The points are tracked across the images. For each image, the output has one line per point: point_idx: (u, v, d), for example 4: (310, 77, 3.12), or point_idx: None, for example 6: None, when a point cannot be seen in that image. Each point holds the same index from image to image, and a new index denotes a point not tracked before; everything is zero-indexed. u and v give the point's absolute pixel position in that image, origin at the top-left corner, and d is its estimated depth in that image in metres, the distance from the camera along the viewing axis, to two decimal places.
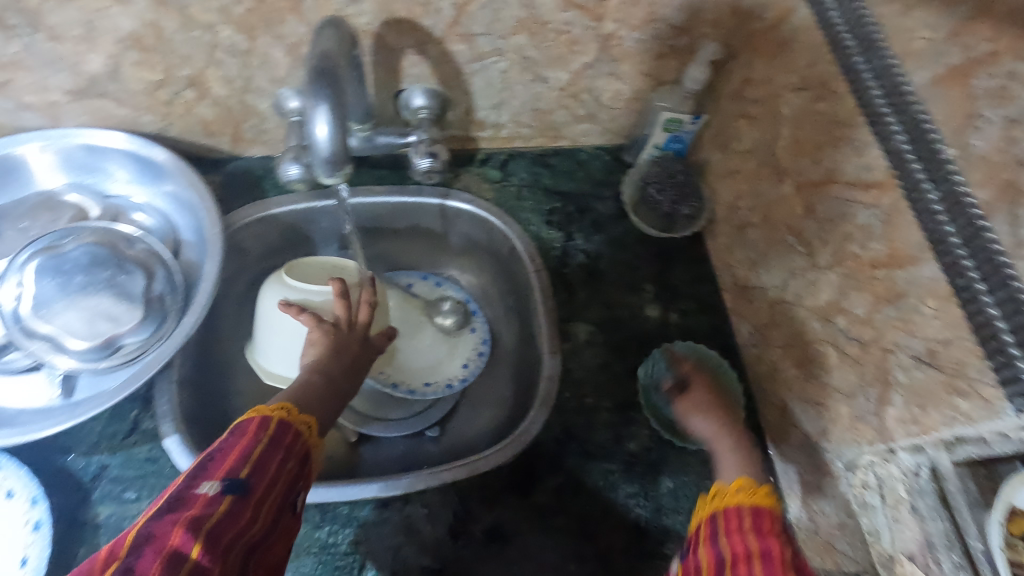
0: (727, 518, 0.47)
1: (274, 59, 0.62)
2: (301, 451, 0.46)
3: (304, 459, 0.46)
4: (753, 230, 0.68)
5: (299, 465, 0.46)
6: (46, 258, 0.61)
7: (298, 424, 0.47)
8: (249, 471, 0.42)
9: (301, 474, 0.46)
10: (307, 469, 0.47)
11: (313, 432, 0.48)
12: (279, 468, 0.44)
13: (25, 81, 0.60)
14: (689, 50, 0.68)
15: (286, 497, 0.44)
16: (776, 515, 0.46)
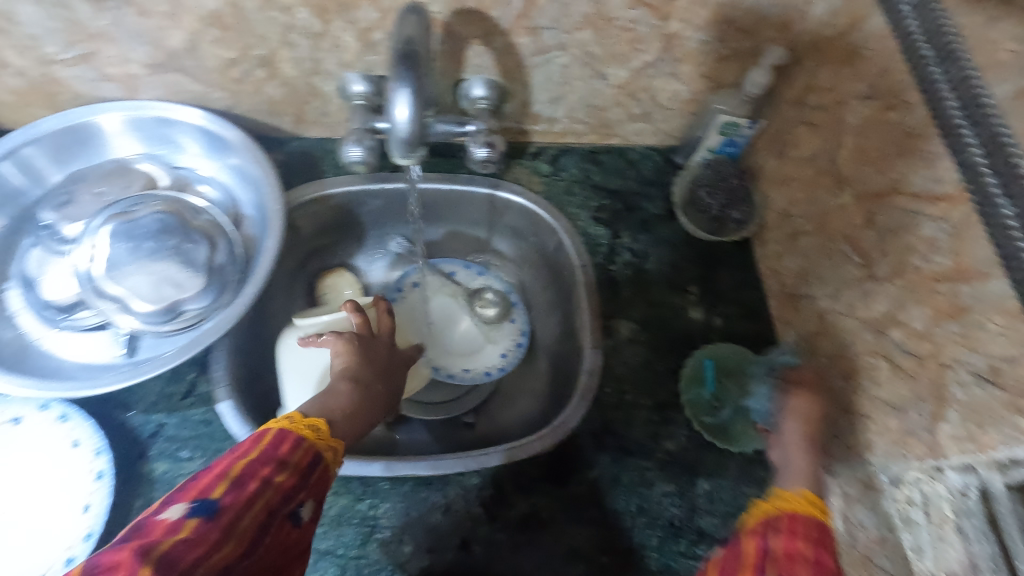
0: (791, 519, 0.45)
1: (344, 43, 0.64)
2: (295, 464, 0.43)
3: (298, 472, 0.43)
4: (807, 239, 0.67)
5: (292, 480, 0.43)
6: (119, 224, 0.64)
7: (298, 431, 0.46)
8: (221, 493, 0.39)
9: (294, 488, 0.42)
10: (302, 482, 0.43)
11: (319, 440, 0.47)
12: (258, 485, 0.41)
13: (109, 53, 0.63)
14: (752, 54, 0.68)
15: (270, 518, 0.41)
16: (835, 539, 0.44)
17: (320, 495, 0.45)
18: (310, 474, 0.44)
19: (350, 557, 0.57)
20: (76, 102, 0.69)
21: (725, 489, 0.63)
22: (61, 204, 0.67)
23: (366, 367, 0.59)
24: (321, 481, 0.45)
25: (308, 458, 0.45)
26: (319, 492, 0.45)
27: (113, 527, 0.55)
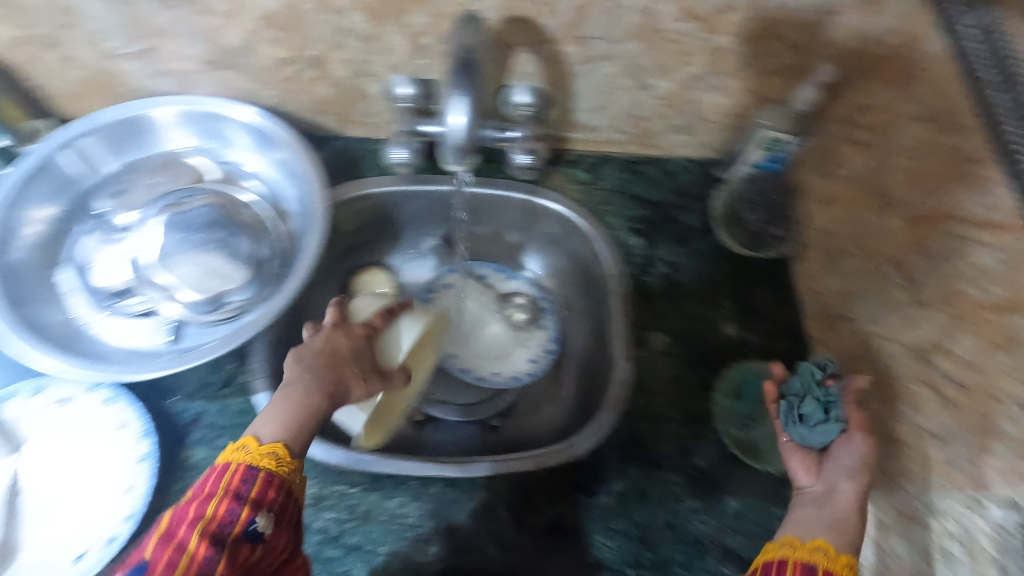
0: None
1: (394, 47, 0.65)
2: (226, 491, 0.45)
3: (230, 496, 0.45)
4: (849, 259, 0.66)
5: (225, 507, 0.44)
6: (172, 216, 0.67)
7: (229, 459, 0.48)
8: (157, 547, 0.42)
9: (229, 511, 0.44)
10: (237, 503, 0.44)
11: (252, 458, 0.48)
12: (188, 525, 0.43)
13: (169, 49, 0.65)
14: (802, 70, 0.67)
15: (213, 550, 0.42)
16: None
17: (268, 505, 0.46)
18: (246, 493, 0.45)
19: (378, 553, 0.58)
20: (134, 96, 0.71)
21: (753, 507, 0.62)
22: (116, 193, 0.70)
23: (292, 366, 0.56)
24: (264, 493, 0.46)
25: (242, 479, 0.46)
26: (266, 503, 0.46)
27: (152, 510, 0.57)
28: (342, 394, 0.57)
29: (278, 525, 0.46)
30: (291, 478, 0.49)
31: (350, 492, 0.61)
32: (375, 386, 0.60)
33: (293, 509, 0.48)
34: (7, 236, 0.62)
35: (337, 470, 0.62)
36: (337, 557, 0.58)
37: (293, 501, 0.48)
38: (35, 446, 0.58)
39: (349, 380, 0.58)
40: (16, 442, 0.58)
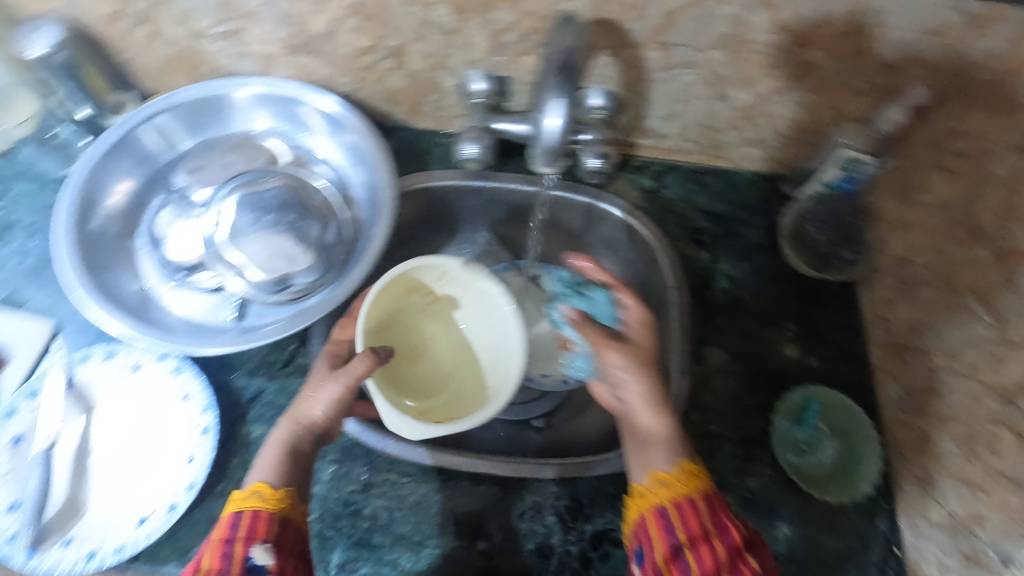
0: (716, 506, 0.48)
1: (474, 42, 0.65)
2: (218, 541, 0.46)
3: (221, 542, 0.46)
4: (926, 289, 0.64)
5: (217, 553, 0.45)
6: (244, 195, 0.67)
7: (226, 513, 0.49)
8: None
9: (223, 555, 0.45)
10: (229, 544, 0.45)
11: (242, 507, 0.48)
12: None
13: (254, 32, 0.66)
14: (890, 89, 0.64)
15: None
16: (704, 495, 0.49)
17: (262, 537, 0.46)
18: (235, 534, 0.46)
19: (426, 545, 0.59)
20: (215, 75, 0.73)
21: (804, 536, 0.62)
22: (193, 168, 0.71)
23: None
24: (254, 529, 0.47)
25: (230, 524, 0.47)
26: (260, 537, 0.46)
27: (212, 481, 0.58)
28: (304, 416, 0.54)
29: (281, 554, 0.46)
30: (283, 514, 0.49)
31: (402, 482, 0.62)
32: (324, 392, 0.54)
33: (295, 539, 0.48)
34: (92, 207, 0.65)
35: (390, 459, 0.63)
36: (386, 545, 0.59)
37: (294, 534, 0.49)
38: (108, 408, 0.61)
39: (304, 401, 0.55)
40: (90, 403, 0.61)
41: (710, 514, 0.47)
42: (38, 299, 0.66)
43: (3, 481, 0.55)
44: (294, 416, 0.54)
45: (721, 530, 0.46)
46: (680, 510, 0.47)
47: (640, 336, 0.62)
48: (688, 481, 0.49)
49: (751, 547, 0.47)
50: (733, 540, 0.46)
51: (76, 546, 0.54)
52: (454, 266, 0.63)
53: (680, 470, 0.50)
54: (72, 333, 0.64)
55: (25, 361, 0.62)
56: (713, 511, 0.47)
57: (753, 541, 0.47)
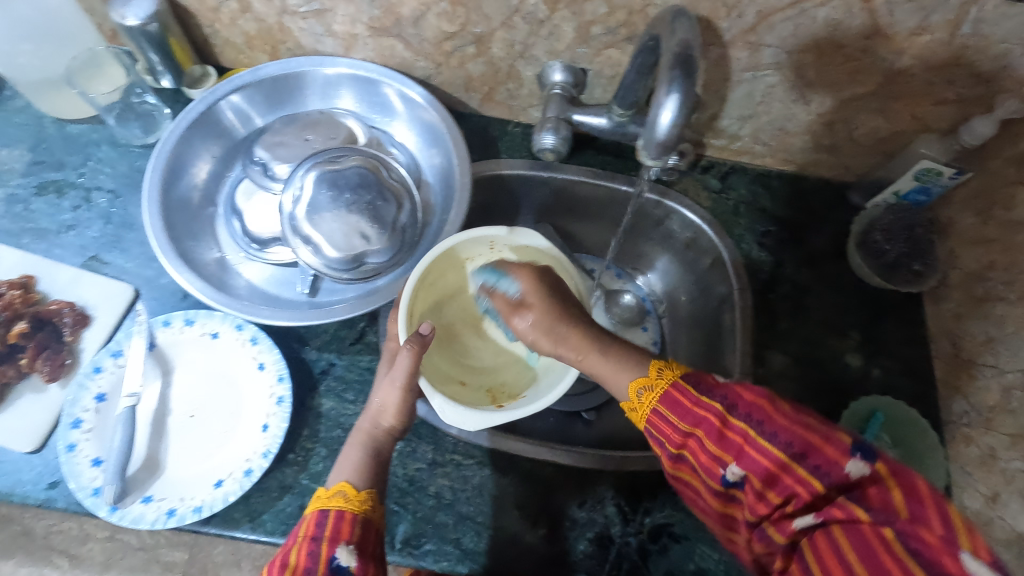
0: (685, 398, 0.46)
1: (561, 33, 0.65)
2: (303, 538, 0.45)
3: (307, 540, 0.45)
4: (1002, 306, 0.63)
5: (304, 551, 0.44)
6: (324, 172, 0.67)
7: (312, 508, 0.48)
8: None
9: (310, 552, 0.44)
10: (315, 543, 0.45)
11: (328, 503, 0.48)
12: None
13: (342, 12, 0.67)
14: (980, 102, 0.63)
15: None
16: (680, 388, 0.47)
17: (346, 539, 0.45)
18: (321, 533, 0.45)
19: (488, 526, 0.60)
20: (295, 52, 0.74)
21: None
22: (273, 144, 0.70)
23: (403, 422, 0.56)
24: (338, 530, 0.46)
25: (315, 522, 0.46)
26: (344, 537, 0.46)
27: (284, 450, 0.60)
28: (379, 419, 0.55)
29: (364, 558, 0.45)
30: (365, 515, 0.48)
31: (465, 463, 0.63)
32: (389, 396, 0.54)
33: (375, 543, 0.47)
34: (176, 175, 0.68)
35: (455, 440, 0.64)
36: (449, 524, 0.60)
37: (374, 537, 0.48)
38: (186, 372, 0.62)
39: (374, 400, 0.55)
40: (169, 366, 0.62)
41: (682, 414, 0.46)
42: (119, 263, 0.67)
43: (86, 437, 0.57)
44: (372, 416, 0.55)
45: (705, 423, 0.44)
46: (658, 422, 0.47)
47: (532, 280, 0.57)
48: (654, 389, 0.48)
49: (739, 406, 0.43)
50: (710, 418, 0.44)
51: (155, 504, 0.55)
52: (500, 236, 0.63)
53: (637, 389, 0.49)
54: (151, 298, 0.66)
55: (107, 322, 0.64)
56: (682, 406, 0.46)
57: (738, 396, 0.44)
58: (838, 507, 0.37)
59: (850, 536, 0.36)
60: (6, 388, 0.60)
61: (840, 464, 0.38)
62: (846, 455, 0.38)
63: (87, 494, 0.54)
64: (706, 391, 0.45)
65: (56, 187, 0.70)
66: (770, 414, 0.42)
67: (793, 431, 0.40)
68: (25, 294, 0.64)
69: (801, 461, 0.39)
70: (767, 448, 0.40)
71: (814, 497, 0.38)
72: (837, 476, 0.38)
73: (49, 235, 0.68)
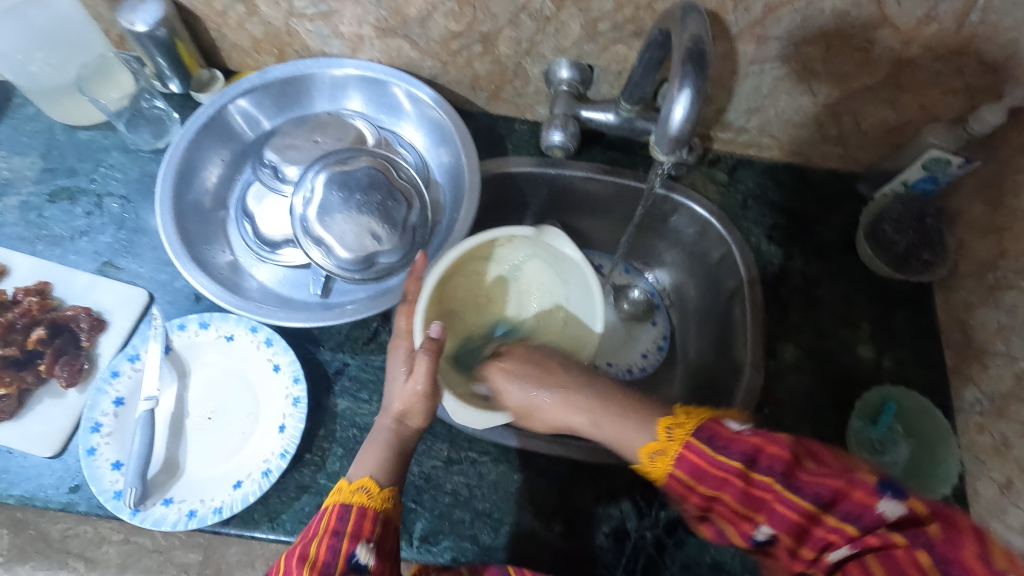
0: (701, 459, 0.45)
1: (568, 30, 0.65)
2: (325, 530, 0.46)
3: (329, 533, 0.46)
4: (1013, 293, 0.63)
5: (324, 545, 0.45)
6: (334, 173, 0.67)
7: (335, 498, 0.49)
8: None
9: (331, 547, 0.45)
10: (336, 538, 0.45)
11: (352, 494, 0.49)
12: (294, 566, 0.44)
13: (348, 13, 0.67)
14: (989, 90, 0.63)
15: None
16: (693, 449, 0.45)
17: (367, 537, 0.46)
18: (343, 528, 0.46)
19: (505, 523, 0.60)
20: (302, 55, 0.74)
21: None
22: (283, 147, 0.70)
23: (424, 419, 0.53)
24: (360, 527, 0.47)
25: (338, 516, 0.47)
26: (365, 535, 0.46)
27: (301, 450, 0.60)
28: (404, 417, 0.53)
29: (381, 557, 0.47)
30: (385, 513, 0.49)
31: (480, 460, 0.63)
32: (412, 402, 0.52)
33: (392, 541, 0.49)
34: (187, 180, 0.68)
35: (469, 437, 0.64)
36: (466, 520, 0.60)
37: (392, 536, 0.49)
38: (202, 375, 0.63)
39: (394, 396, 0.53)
40: (185, 369, 0.63)
41: (700, 477, 0.45)
42: (133, 268, 0.68)
43: (106, 441, 0.57)
44: (396, 416, 0.53)
45: (726, 483, 0.43)
46: (677, 487, 0.46)
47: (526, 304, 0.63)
48: (666, 457, 0.46)
49: (760, 459, 0.42)
50: (731, 478, 0.43)
51: (176, 505, 0.56)
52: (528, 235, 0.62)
53: (648, 456, 0.47)
54: (166, 302, 0.66)
55: (123, 326, 0.64)
56: (700, 468, 0.45)
57: (758, 450, 0.43)
58: (878, 544, 0.38)
59: (889, 563, 0.37)
60: (25, 394, 0.61)
61: (871, 506, 0.38)
62: (874, 496, 0.39)
63: (109, 497, 0.55)
64: (721, 446, 0.44)
65: (68, 194, 0.71)
66: (792, 463, 0.42)
67: (820, 481, 0.40)
68: (42, 300, 0.64)
69: (831, 509, 0.39)
70: (794, 499, 0.40)
71: (852, 538, 0.39)
72: (869, 519, 0.38)
73: (63, 241, 0.68)
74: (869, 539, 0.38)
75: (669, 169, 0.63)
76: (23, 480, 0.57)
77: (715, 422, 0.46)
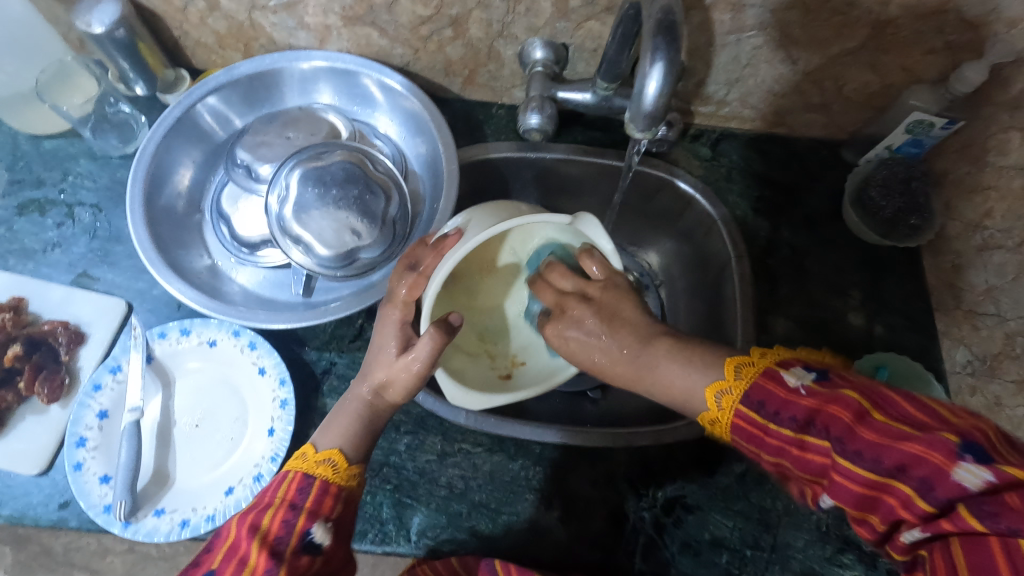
0: (754, 426, 0.42)
1: (539, 8, 0.63)
2: (281, 501, 0.44)
3: (287, 505, 0.44)
4: (1002, 253, 0.63)
5: (279, 518, 0.43)
6: (308, 169, 0.65)
7: (297, 467, 0.47)
8: (220, 559, 0.41)
9: (285, 521, 0.43)
10: (293, 512, 0.44)
11: (316, 465, 0.47)
12: (244, 535, 0.42)
13: (313, 3, 0.65)
14: (971, 48, 0.62)
15: (273, 564, 0.41)
16: (750, 406, 0.42)
17: (326, 515, 0.45)
18: (301, 501, 0.45)
19: (502, 513, 0.60)
20: (269, 49, 0.72)
21: None
22: (255, 145, 0.68)
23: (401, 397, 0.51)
24: (320, 503, 0.45)
25: (298, 488, 0.45)
26: (323, 512, 0.45)
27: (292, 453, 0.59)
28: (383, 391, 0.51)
29: (335, 537, 0.45)
30: (346, 490, 0.48)
31: (475, 451, 0.62)
32: (396, 375, 0.50)
33: (350, 522, 0.47)
34: (158, 185, 0.67)
35: (462, 429, 0.63)
36: (462, 512, 0.60)
37: (349, 516, 0.47)
38: (187, 383, 0.62)
39: (383, 370, 0.51)
40: (169, 378, 0.62)
41: (761, 439, 0.42)
42: (110, 278, 0.66)
43: (92, 456, 0.56)
44: (376, 388, 0.51)
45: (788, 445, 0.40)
46: (738, 445, 0.44)
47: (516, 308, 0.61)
48: (719, 422, 0.44)
49: (815, 424, 0.38)
50: (792, 442, 0.40)
51: (167, 516, 0.55)
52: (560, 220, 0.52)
53: (706, 423, 0.45)
54: (145, 310, 0.65)
55: (103, 338, 0.63)
56: (758, 429, 0.41)
57: (814, 414, 0.39)
58: (953, 517, 0.32)
59: (971, 551, 0.32)
60: (7, 412, 0.59)
61: (945, 471, 0.33)
62: (946, 458, 0.33)
63: (99, 512, 0.54)
64: (772, 410, 0.41)
65: (37, 206, 0.69)
66: (852, 426, 0.37)
67: (889, 446, 0.35)
68: (17, 316, 0.63)
69: (897, 477, 0.34)
70: (854, 471, 0.36)
71: (921, 515, 0.34)
72: (944, 493, 0.33)
73: (35, 254, 0.67)
74: (937, 515, 0.33)
75: (644, 148, 0.63)
76: (11, 499, 0.57)
77: (767, 381, 0.42)
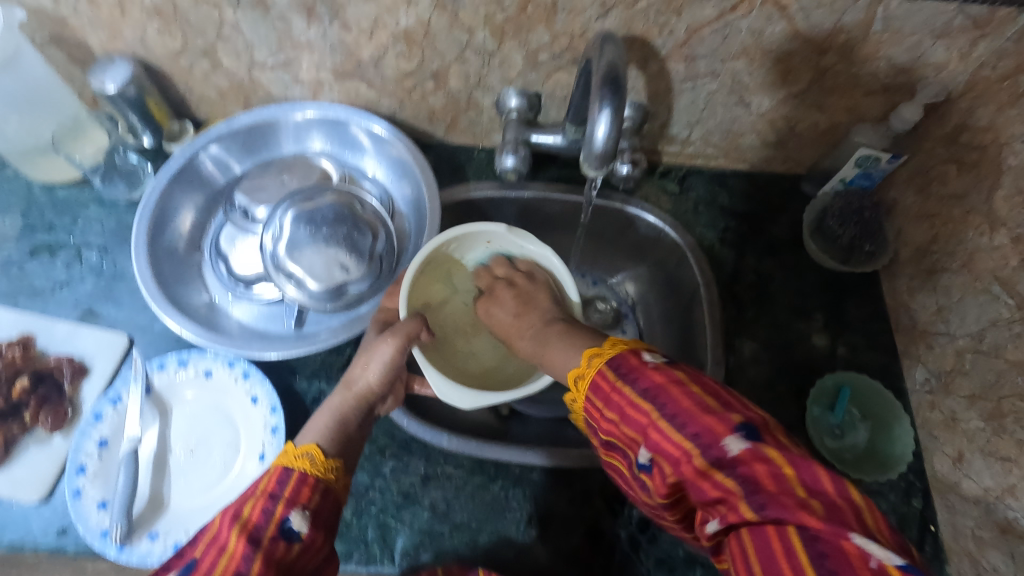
0: (604, 382, 0.46)
1: (511, 61, 0.70)
2: (261, 493, 0.45)
3: (265, 496, 0.45)
4: (949, 275, 0.67)
5: (259, 507, 0.44)
6: (301, 210, 0.70)
7: (284, 461, 0.48)
8: (201, 548, 0.42)
9: (263, 510, 0.44)
10: (271, 501, 0.44)
11: (297, 458, 0.48)
12: (225, 525, 0.43)
13: (306, 60, 0.71)
14: (904, 89, 0.68)
15: (250, 548, 0.41)
16: (602, 369, 0.46)
17: (304, 503, 0.45)
18: (280, 491, 0.45)
19: (482, 532, 0.62)
20: (267, 101, 0.78)
21: None
22: (252, 189, 0.74)
23: (381, 377, 0.57)
24: (298, 493, 0.46)
25: (277, 480, 0.46)
26: (301, 501, 0.45)
27: None
28: (358, 382, 0.57)
29: (315, 524, 0.45)
30: (325, 483, 0.48)
31: (456, 473, 0.65)
32: (379, 353, 0.56)
33: (330, 511, 0.47)
34: (162, 226, 0.72)
35: (445, 451, 0.66)
36: (445, 533, 0.62)
37: (331, 506, 0.48)
38: (183, 412, 0.65)
39: (357, 367, 0.57)
40: (166, 408, 0.65)
41: (603, 399, 0.46)
42: (113, 314, 0.71)
43: (91, 482, 0.59)
44: (346, 382, 0.57)
45: (618, 404, 0.44)
46: (589, 410, 0.47)
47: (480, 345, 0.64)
48: (585, 377, 0.48)
49: (647, 387, 0.43)
50: (625, 403, 0.44)
51: (161, 539, 0.58)
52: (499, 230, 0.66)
53: (574, 377, 0.49)
54: (146, 343, 0.69)
55: (106, 371, 0.67)
56: (603, 390, 0.46)
57: (652, 380, 0.43)
58: (732, 505, 0.35)
59: (755, 540, 0.34)
60: (12, 442, 0.62)
61: (722, 441, 0.38)
62: (728, 431, 0.38)
63: (96, 536, 0.57)
64: (625, 374, 0.45)
65: (48, 248, 0.74)
66: (673, 395, 0.42)
67: (694, 416, 0.40)
68: (25, 351, 0.67)
69: (690, 438, 0.39)
70: (667, 432, 0.40)
71: (717, 508, 0.37)
72: (716, 452, 0.38)
73: (44, 293, 0.71)
74: (725, 506, 0.36)
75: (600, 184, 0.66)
76: (12, 527, 0.59)
77: (630, 353, 0.46)
